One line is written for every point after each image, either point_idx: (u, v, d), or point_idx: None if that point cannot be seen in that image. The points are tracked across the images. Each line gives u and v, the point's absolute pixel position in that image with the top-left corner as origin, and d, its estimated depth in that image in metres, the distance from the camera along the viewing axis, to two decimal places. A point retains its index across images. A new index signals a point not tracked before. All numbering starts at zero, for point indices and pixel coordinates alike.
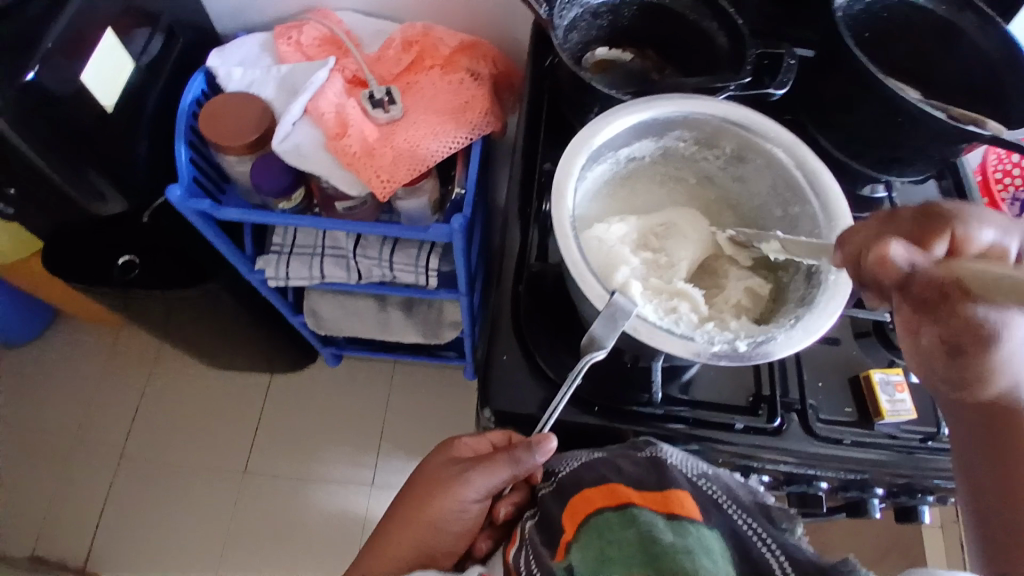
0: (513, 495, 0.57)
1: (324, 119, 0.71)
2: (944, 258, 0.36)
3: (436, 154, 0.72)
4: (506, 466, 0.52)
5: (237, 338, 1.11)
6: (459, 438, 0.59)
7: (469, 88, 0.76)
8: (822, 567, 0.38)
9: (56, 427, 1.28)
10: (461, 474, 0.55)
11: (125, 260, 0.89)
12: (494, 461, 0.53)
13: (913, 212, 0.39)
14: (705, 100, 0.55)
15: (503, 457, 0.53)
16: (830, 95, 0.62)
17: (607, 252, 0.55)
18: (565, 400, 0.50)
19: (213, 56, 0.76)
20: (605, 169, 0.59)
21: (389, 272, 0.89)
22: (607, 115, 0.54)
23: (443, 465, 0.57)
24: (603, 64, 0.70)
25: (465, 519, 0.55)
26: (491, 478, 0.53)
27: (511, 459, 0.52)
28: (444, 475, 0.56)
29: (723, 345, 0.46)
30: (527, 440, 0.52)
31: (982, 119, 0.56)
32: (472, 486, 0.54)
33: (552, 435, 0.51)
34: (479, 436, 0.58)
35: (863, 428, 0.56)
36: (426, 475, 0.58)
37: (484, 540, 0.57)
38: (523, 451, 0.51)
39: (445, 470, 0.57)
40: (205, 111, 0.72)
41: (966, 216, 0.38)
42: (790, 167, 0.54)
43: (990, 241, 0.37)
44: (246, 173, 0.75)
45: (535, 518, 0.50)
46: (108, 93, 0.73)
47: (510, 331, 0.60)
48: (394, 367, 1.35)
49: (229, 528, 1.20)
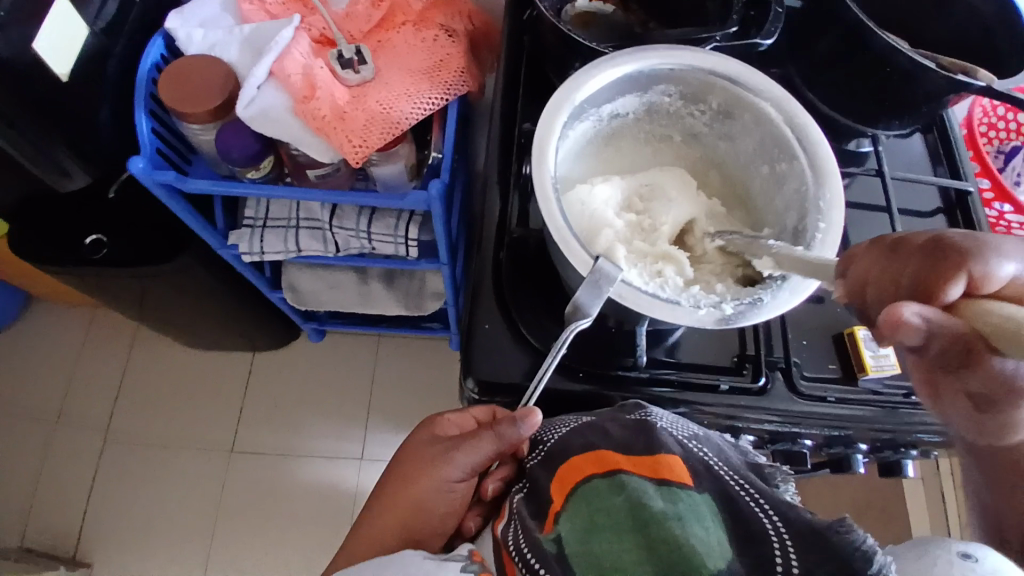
0: (499, 471, 0.57)
1: (291, 82, 0.68)
2: (956, 313, 0.29)
3: (410, 116, 0.69)
4: (491, 443, 0.52)
5: (216, 315, 1.08)
6: (441, 415, 0.58)
7: (444, 46, 0.73)
8: (818, 527, 0.36)
9: (35, 411, 1.26)
10: (446, 454, 0.54)
11: (93, 239, 0.85)
12: (478, 438, 0.53)
13: (921, 243, 0.31)
14: (690, 52, 0.53)
15: (487, 434, 0.52)
16: (818, 47, 0.60)
17: (591, 215, 0.53)
18: (549, 370, 0.48)
19: (171, 17, 0.72)
20: (588, 127, 0.56)
21: (367, 243, 0.86)
22: (588, 69, 0.51)
23: (426, 445, 0.56)
24: (585, 17, 0.66)
25: (452, 498, 0.54)
26: (476, 455, 0.53)
27: (496, 435, 0.51)
28: (428, 454, 0.55)
29: (711, 307, 0.45)
30: (511, 415, 0.51)
31: (971, 68, 0.54)
32: (456, 465, 0.54)
33: (537, 409, 0.50)
34: (462, 411, 0.57)
35: (847, 384, 0.56)
36: (409, 456, 0.57)
37: (474, 519, 0.57)
38: (507, 427, 0.51)
39: (429, 450, 0.56)
40: (169, 70, 0.68)
41: (985, 249, 0.29)
42: (777, 122, 0.52)
43: (1013, 277, 0.29)
44: (211, 142, 0.71)
45: (523, 492, 0.48)
46: (63, 60, 0.68)
47: (492, 299, 0.58)
48: (379, 341, 1.33)
49: (219, 506, 1.19)
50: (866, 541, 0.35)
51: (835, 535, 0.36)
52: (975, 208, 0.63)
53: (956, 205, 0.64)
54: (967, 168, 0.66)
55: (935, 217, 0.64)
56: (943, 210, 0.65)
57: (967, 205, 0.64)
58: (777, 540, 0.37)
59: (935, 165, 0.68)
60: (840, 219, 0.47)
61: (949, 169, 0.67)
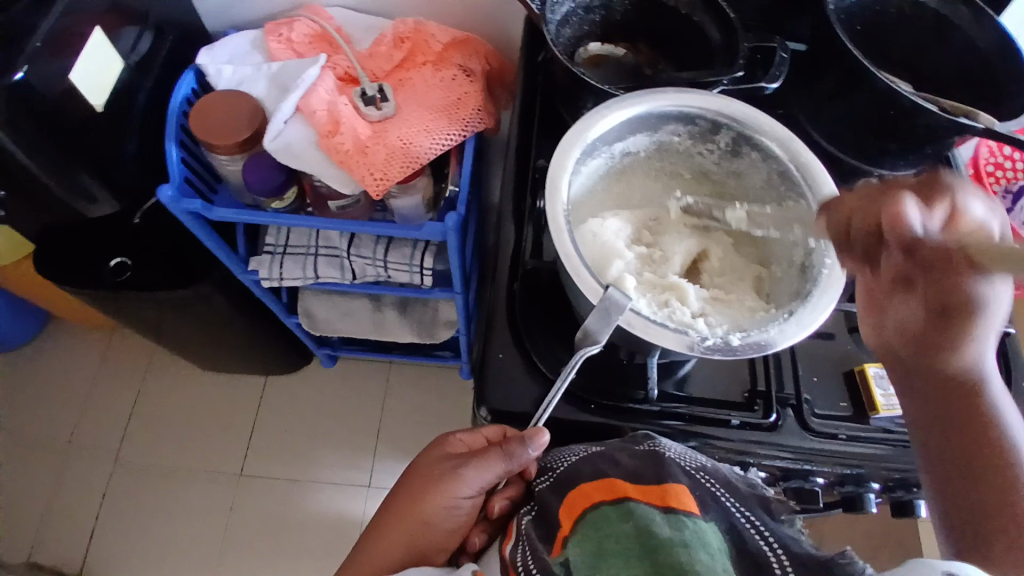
0: (507, 489, 0.57)
1: (316, 117, 0.71)
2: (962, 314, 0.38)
3: (429, 151, 0.71)
4: (500, 461, 0.52)
5: (230, 339, 1.10)
6: (453, 433, 0.58)
7: (461, 85, 0.76)
8: (824, 560, 0.38)
9: (49, 431, 1.27)
10: (454, 471, 0.54)
11: (117, 263, 0.88)
12: (488, 456, 0.53)
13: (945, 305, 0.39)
14: (698, 94, 0.55)
15: (496, 451, 0.52)
16: (822, 90, 0.62)
17: (602, 246, 0.54)
18: (560, 392, 0.49)
19: (202, 54, 0.76)
20: (600, 163, 0.58)
21: (383, 271, 0.88)
22: (600, 109, 0.53)
23: (436, 461, 0.56)
24: (598, 58, 0.69)
25: (459, 515, 0.54)
26: (484, 473, 0.53)
27: (505, 454, 0.52)
28: (436, 471, 0.55)
29: (717, 339, 0.45)
30: (520, 435, 0.52)
31: (973, 111, 0.56)
32: (465, 482, 0.54)
33: (545, 430, 0.51)
34: (473, 431, 0.57)
35: (859, 422, 0.56)
36: (418, 472, 0.57)
37: (478, 535, 0.56)
38: (517, 446, 0.51)
39: (439, 466, 0.56)
40: (196, 106, 0.71)
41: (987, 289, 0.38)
42: (784, 161, 0.54)
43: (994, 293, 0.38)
44: (237, 172, 0.74)
45: (532, 514, 0.49)
46: (96, 93, 0.72)
47: (504, 329, 0.59)
48: (390, 367, 1.34)
49: (225, 530, 1.19)
50: (865, 572, 0.37)
51: (837, 567, 0.37)
52: None
53: None
54: None
55: None
56: None
57: None
58: (777, 562, 0.38)
59: None
60: None
61: None
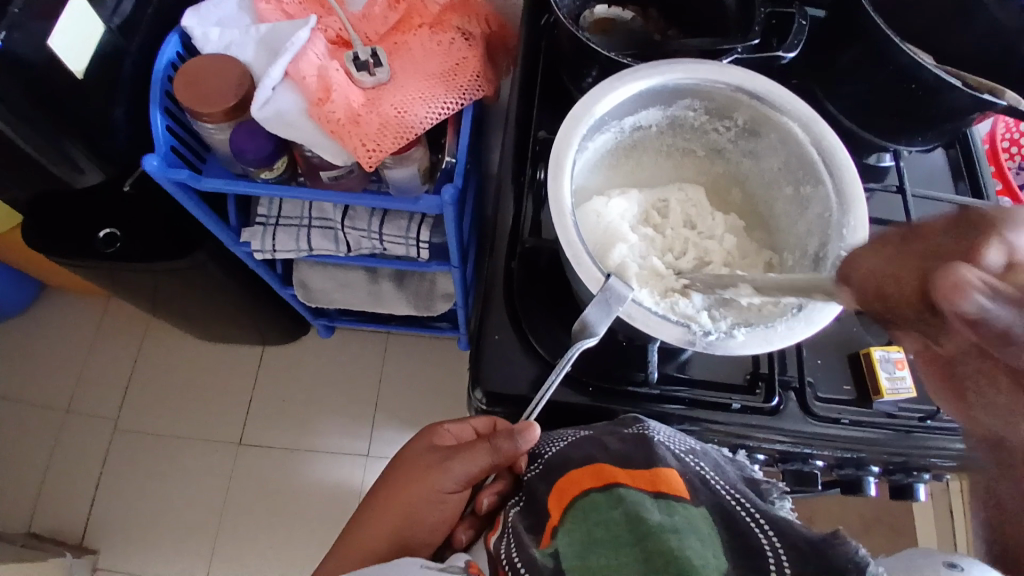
0: (495, 484, 0.55)
1: (307, 84, 0.67)
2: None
3: (424, 120, 0.68)
4: (487, 456, 0.51)
5: (225, 310, 1.09)
6: (442, 425, 0.57)
7: (459, 50, 0.72)
8: (817, 543, 0.36)
9: (47, 399, 1.27)
10: (442, 463, 0.54)
11: (107, 233, 0.85)
12: (475, 449, 0.52)
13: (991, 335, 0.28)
14: (715, 66, 0.52)
15: (483, 446, 0.51)
16: (840, 61, 0.59)
17: (606, 228, 0.53)
18: (551, 389, 0.48)
19: (187, 15, 0.72)
20: (608, 138, 0.56)
21: (378, 243, 0.86)
22: (611, 82, 0.51)
23: (423, 453, 0.56)
24: (605, 23, 0.65)
25: (444, 509, 0.53)
26: (470, 467, 0.52)
27: (492, 448, 0.51)
28: (422, 463, 0.55)
29: (721, 332, 0.44)
30: (508, 429, 0.50)
31: (999, 88, 0.53)
32: (450, 476, 0.53)
33: (535, 424, 0.49)
34: (462, 422, 0.56)
35: (862, 407, 0.55)
36: (405, 464, 0.56)
37: (464, 531, 0.55)
38: (504, 440, 0.50)
39: (425, 458, 0.55)
40: (181, 71, 0.68)
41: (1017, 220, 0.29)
42: (805, 144, 0.51)
43: None
44: (226, 142, 0.71)
45: (519, 505, 0.48)
46: (77, 58, 0.68)
47: (502, 309, 0.57)
48: (388, 338, 1.33)
49: (225, 498, 1.20)
50: (859, 552, 0.35)
51: (830, 549, 0.36)
52: None
53: None
54: (989, 185, 0.65)
55: None
56: None
57: None
58: (773, 557, 0.37)
59: (956, 180, 0.66)
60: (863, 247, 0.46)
61: (970, 185, 0.66)
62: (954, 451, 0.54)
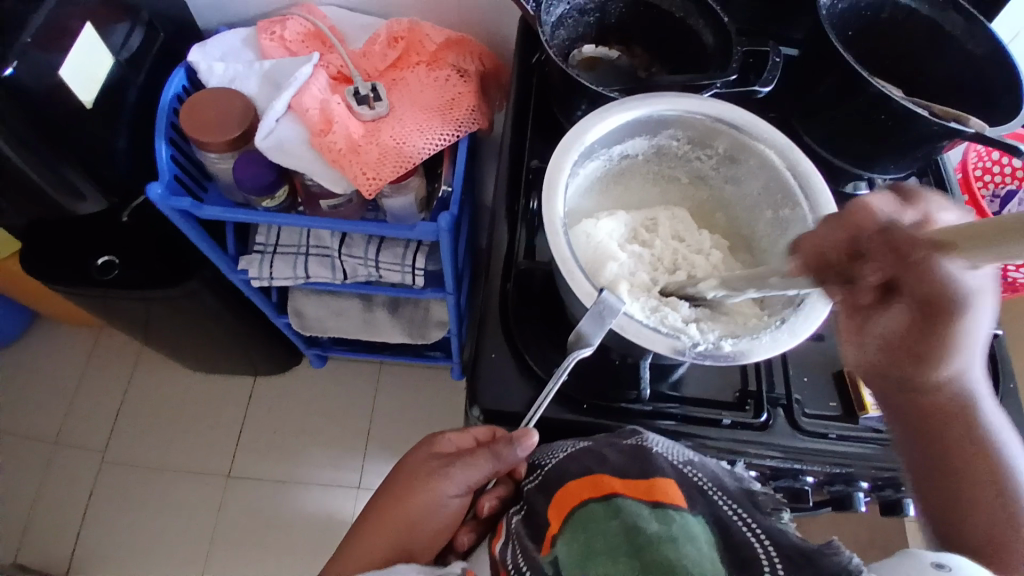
0: (497, 489, 0.56)
1: (308, 115, 0.70)
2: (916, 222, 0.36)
3: (422, 151, 0.71)
4: (488, 461, 0.52)
5: (219, 338, 1.09)
6: (441, 433, 0.57)
7: (455, 85, 0.76)
8: (808, 551, 0.38)
9: (33, 431, 1.25)
10: (443, 470, 0.54)
11: (104, 260, 0.86)
12: (476, 456, 0.53)
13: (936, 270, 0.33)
14: (695, 99, 0.55)
15: (485, 452, 0.52)
16: (814, 94, 0.63)
17: (596, 249, 0.55)
18: (551, 393, 0.49)
19: (194, 51, 0.75)
20: (597, 166, 0.58)
21: (374, 271, 0.88)
22: (598, 113, 0.54)
23: (423, 461, 0.56)
24: (592, 61, 0.69)
25: (446, 513, 0.54)
26: (473, 473, 0.53)
27: (492, 454, 0.52)
28: (424, 470, 0.55)
29: (709, 345, 0.46)
30: (509, 435, 0.51)
31: (964, 115, 0.57)
32: (452, 482, 0.53)
33: (534, 430, 0.50)
34: (462, 431, 0.56)
35: (848, 422, 0.56)
36: (405, 472, 0.56)
37: (467, 534, 0.56)
38: (505, 446, 0.51)
39: (426, 465, 0.55)
40: (186, 105, 0.70)
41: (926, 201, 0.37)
42: (781, 169, 0.54)
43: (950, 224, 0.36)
44: (227, 170, 0.74)
45: (521, 513, 0.49)
46: (85, 88, 0.71)
47: (497, 329, 0.59)
48: (381, 368, 1.34)
49: (213, 532, 1.18)
50: (850, 560, 0.37)
51: (823, 558, 0.37)
52: None
53: None
54: None
55: None
56: None
57: None
58: (768, 560, 0.38)
59: None
60: None
61: None
62: None
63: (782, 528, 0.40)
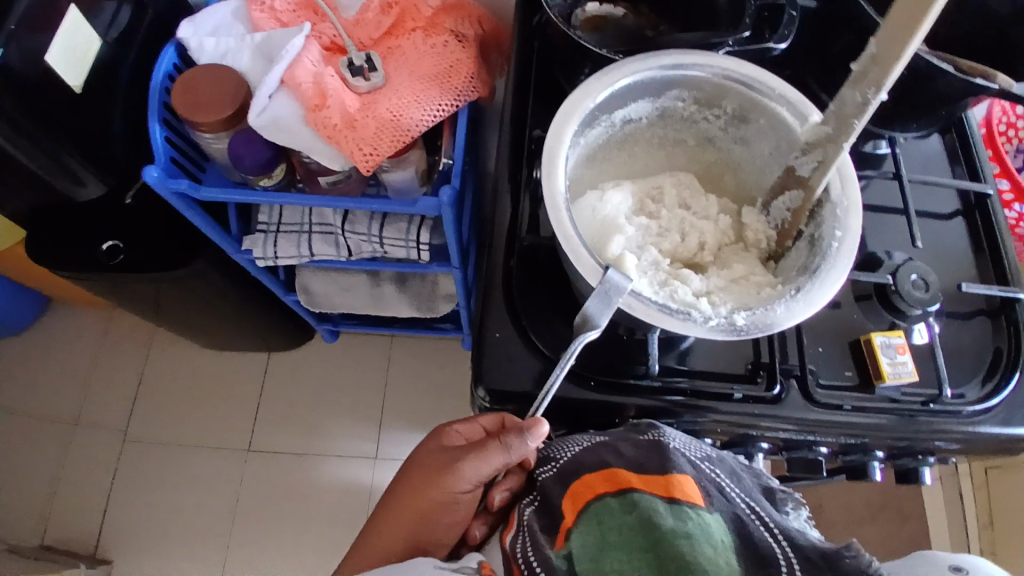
0: (507, 481, 0.55)
1: (302, 90, 0.68)
2: None
3: (420, 123, 0.68)
4: (500, 454, 0.51)
5: (229, 317, 1.09)
6: (448, 425, 0.57)
7: (453, 51, 0.72)
8: (828, 553, 0.38)
9: (55, 413, 1.28)
10: (453, 465, 0.53)
11: (109, 244, 0.85)
12: (486, 449, 0.52)
13: None
14: (702, 56, 0.52)
15: (495, 444, 0.51)
16: (833, 47, 0.59)
17: (602, 222, 0.52)
18: (558, 380, 0.48)
19: (183, 26, 0.72)
20: (600, 133, 0.56)
21: (379, 247, 0.87)
22: (600, 77, 0.51)
23: (434, 454, 0.56)
24: (596, 21, 0.66)
25: (458, 510, 0.54)
26: (483, 465, 0.52)
27: (504, 446, 0.50)
28: (434, 464, 0.55)
29: (721, 319, 0.44)
30: (517, 425, 0.51)
31: (990, 71, 0.53)
32: (463, 477, 0.53)
33: (543, 420, 0.50)
34: (469, 421, 0.56)
35: (864, 393, 0.55)
36: (416, 466, 0.56)
37: (479, 527, 0.57)
38: (515, 437, 0.50)
39: (436, 459, 0.55)
40: (179, 81, 0.68)
41: None
42: (794, 127, 0.51)
43: None
44: (224, 150, 0.72)
45: (534, 504, 0.48)
46: (73, 72, 0.69)
47: (502, 306, 0.57)
48: (392, 341, 1.34)
49: (235, 504, 1.21)
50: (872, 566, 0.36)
51: (843, 559, 0.37)
52: (994, 211, 0.63)
53: (976, 207, 0.64)
54: (986, 168, 0.65)
55: (954, 220, 0.63)
56: (962, 212, 0.64)
57: (987, 207, 0.63)
58: (785, 560, 0.38)
59: (953, 165, 0.67)
60: (856, 228, 0.46)
61: (967, 169, 0.66)
62: (959, 435, 0.54)
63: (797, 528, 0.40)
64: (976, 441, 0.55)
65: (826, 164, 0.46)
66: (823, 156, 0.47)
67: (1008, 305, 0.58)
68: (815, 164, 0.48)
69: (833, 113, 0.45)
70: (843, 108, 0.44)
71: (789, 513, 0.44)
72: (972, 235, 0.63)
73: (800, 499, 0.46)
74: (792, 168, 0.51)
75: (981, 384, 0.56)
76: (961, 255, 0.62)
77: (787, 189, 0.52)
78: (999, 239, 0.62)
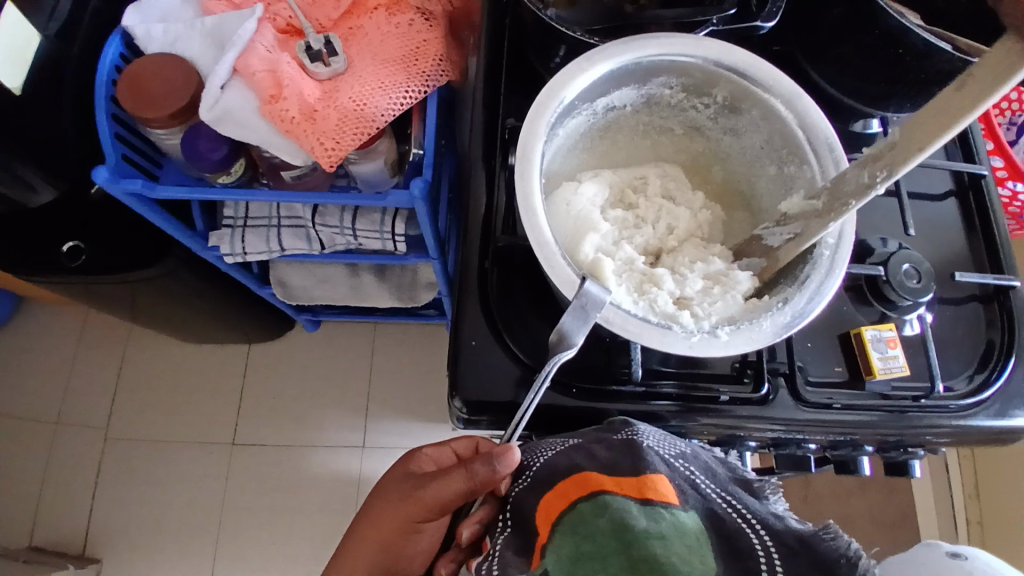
0: (479, 512, 0.50)
1: (256, 80, 0.63)
2: None
3: (385, 112, 0.64)
4: (463, 481, 0.50)
5: (206, 313, 1.06)
6: (419, 450, 0.57)
7: (420, 32, 0.68)
8: (806, 538, 0.38)
9: (34, 414, 1.25)
10: (415, 493, 0.52)
11: (70, 245, 0.80)
12: (451, 476, 0.50)
13: None
14: (690, 40, 0.48)
15: (459, 472, 0.50)
16: (823, 23, 0.55)
17: (578, 219, 0.49)
18: (530, 407, 0.46)
19: (129, 13, 0.67)
20: (580, 122, 0.52)
21: (352, 239, 0.83)
22: (579, 64, 0.47)
23: (400, 481, 0.55)
24: None
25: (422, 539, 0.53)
26: (446, 491, 0.51)
27: (468, 473, 0.49)
28: (399, 491, 0.54)
29: (704, 332, 0.42)
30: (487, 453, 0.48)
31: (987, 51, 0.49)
32: (424, 504, 0.52)
33: (515, 446, 0.47)
34: (440, 446, 0.56)
35: (853, 388, 0.53)
36: (384, 493, 0.56)
37: (445, 564, 0.51)
38: (480, 465, 0.48)
39: (401, 486, 0.55)
40: (126, 74, 0.63)
41: None
42: (787, 118, 0.48)
43: None
44: (178, 146, 0.68)
45: (505, 531, 0.45)
46: (13, 74, 0.64)
47: (475, 310, 0.54)
48: (375, 329, 1.31)
49: (223, 497, 1.20)
50: (849, 547, 0.37)
51: (820, 542, 0.37)
52: (988, 191, 0.60)
53: (969, 187, 0.61)
54: (980, 146, 0.62)
55: (947, 201, 0.61)
56: (955, 192, 0.61)
57: (980, 188, 0.60)
58: (766, 557, 0.37)
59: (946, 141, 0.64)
60: (850, 235, 0.44)
61: (960, 146, 0.63)
62: (947, 428, 0.52)
63: (776, 513, 0.40)
64: (965, 433, 0.53)
65: (801, 238, 0.44)
66: (801, 230, 0.44)
67: (1001, 292, 0.57)
68: (789, 237, 0.46)
69: (829, 192, 0.43)
70: (842, 187, 0.42)
71: (769, 500, 0.42)
72: (965, 217, 0.60)
73: (777, 484, 0.44)
74: (761, 237, 0.49)
75: (969, 376, 0.55)
76: (954, 239, 0.59)
77: (747, 255, 0.50)
78: (994, 220, 0.59)
